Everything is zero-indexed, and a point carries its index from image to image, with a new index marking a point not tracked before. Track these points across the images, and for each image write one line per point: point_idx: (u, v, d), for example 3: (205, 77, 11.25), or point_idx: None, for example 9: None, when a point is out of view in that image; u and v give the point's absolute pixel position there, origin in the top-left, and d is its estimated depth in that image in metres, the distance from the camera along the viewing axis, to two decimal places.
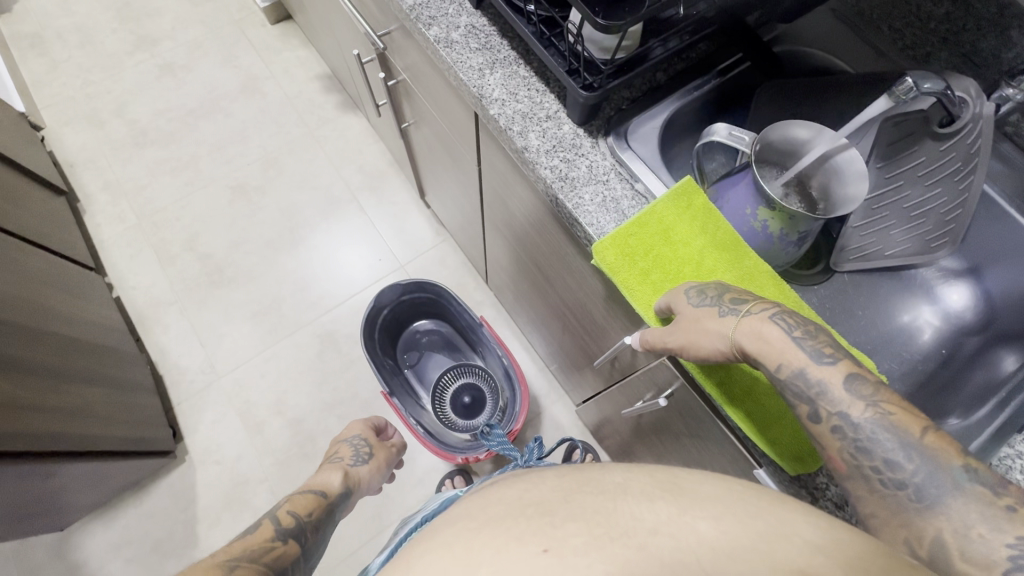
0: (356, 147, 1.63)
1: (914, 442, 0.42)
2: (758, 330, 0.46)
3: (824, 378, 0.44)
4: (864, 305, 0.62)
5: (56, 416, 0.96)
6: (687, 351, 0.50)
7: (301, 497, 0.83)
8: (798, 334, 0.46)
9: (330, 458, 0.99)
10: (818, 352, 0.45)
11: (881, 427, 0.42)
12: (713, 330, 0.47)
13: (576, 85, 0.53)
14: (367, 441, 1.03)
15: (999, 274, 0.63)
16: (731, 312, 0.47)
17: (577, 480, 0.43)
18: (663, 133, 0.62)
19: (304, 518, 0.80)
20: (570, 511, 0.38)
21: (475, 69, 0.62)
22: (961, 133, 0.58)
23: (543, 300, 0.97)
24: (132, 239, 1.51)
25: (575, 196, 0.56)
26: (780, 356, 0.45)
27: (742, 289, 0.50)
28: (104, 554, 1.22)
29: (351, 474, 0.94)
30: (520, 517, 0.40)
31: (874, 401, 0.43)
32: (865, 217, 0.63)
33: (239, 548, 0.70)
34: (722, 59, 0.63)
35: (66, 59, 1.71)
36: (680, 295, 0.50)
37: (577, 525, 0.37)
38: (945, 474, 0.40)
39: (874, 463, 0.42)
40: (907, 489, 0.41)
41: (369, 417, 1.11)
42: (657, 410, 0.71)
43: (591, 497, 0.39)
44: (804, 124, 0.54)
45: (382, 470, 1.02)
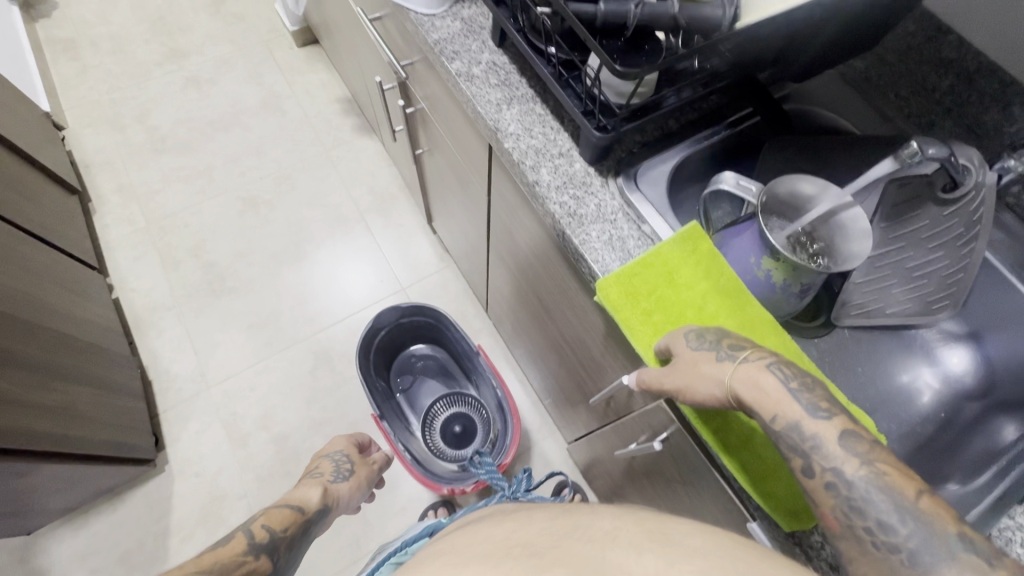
0: (369, 169, 1.66)
1: (909, 506, 0.39)
2: (754, 379, 0.45)
3: (819, 433, 0.42)
4: (863, 362, 0.62)
5: (40, 414, 0.94)
6: (684, 395, 0.49)
7: (277, 512, 0.81)
8: (795, 385, 0.44)
9: (309, 473, 0.95)
10: (813, 406, 0.43)
11: (876, 487, 0.40)
12: (708, 374, 0.47)
13: (590, 126, 0.54)
14: (350, 458, 0.99)
15: (999, 341, 0.62)
16: (729, 357, 0.47)
17: (562, 527, 0.42)
18: (672, 178, 0.63)
19: (279, 533, 0.77)
20: (556, 557, 0.38)
21: (493, 103, 0.64)
22: (965, 199, 0.58)
23: (542, 333, 0.97)
24: (138, 242, 1.51)
25: (582, 232, 0.57)
26: (776, 407, 0.43)
27: (740, 335, 0.49)
28: (67, 563, 1.18)
29: (330, 491, 0.89)
30: (506, 559, 0.39)
31: (869, 459, 0.41)
32: (867, 274, 0.64)
33: (208, 560, 0.68)
34: (733, 112, 0.65)
35: (97, 65, 1.77)
36: (679, 337, 0.50)
37: (561, 567, 0.37)
38: (941, 542, 0.38)
39: (867, 524, 0.40)
40: (900, 554, 0.39)
41: (354, 434, 1.07)
42: (650, 454, 0.70)
43: (580, 545, 0.40)
44: (809, 180, 0.55)
45: (363, 489, 0.96)
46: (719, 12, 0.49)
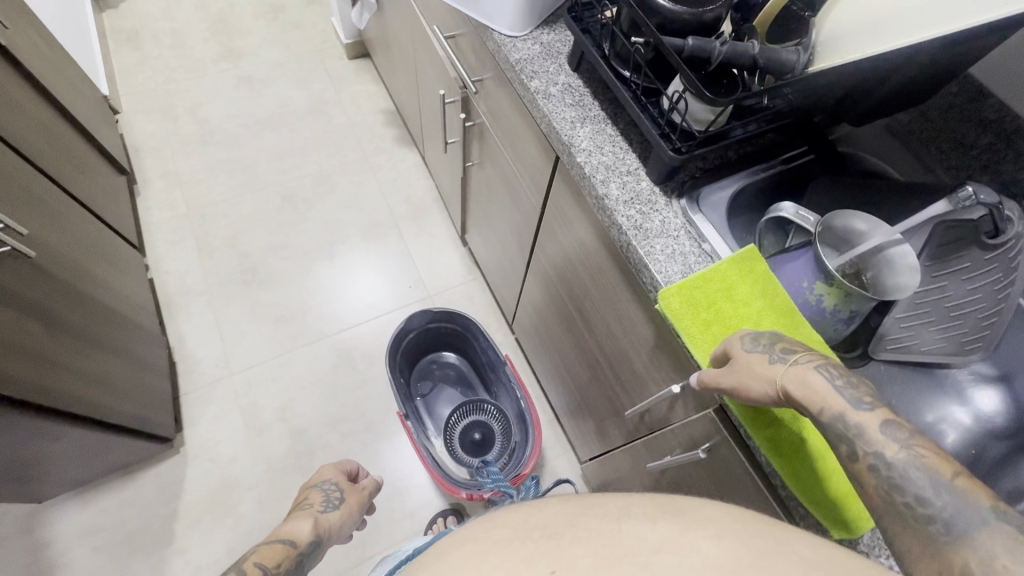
0: (406, 179, 1.71)
1: (944, 481, 0.42)
2: (804, 377, 0.49)
3: (862, 422, 0.46)
4: (898, 396, 0.66)
5: (77, 379, 0.96)
6: (739, 393, 0.52)
7: (270, 547, 0.81)
8: (839, 382, 0.48)
9: (298, 506, 0.94)
10: (855, 398, 0.47)
11: (915, 467, 0.44)
12: (763, 374, 0.50)
13: (666, 147, 0.59)
14: (339, 487, 0.99)
15: None
16: (780, 359, 0.51)
17: (579, 506, 0.46)
18: (729, 203, 0.67)
19: (273, 569, 0.77)
20: (575, 535, 0.42)
21: (568, 121, 0.69)
22: (1006, 247, 0.63)
23: (575, 348, 1.00)
24: (177, 227, 1.56)
25: (647, 244, 0.61)
26: (823, 401, 0.47)
27: (791, 339, 0.53)
28: (73, 537, 1.17)
29: (321, 522, 0.90)
30: (528, 541, 0.43)
31: (909, 444, 0.45)
32: (907, 309, 0.67)
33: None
34: (787, 149, 0.70)
35: (156, 56, 1.84)
36: (736, 340, 0.54)
37: (584, 548, 0.41)
38: (973, 510, 0.41)
39: (906, 499, 0.43)
40: (936, 524, 0.41)
41: (342, 462, 1.07)
42: (687, 466, 0.72)
43: (594, 521, 0.44)
44: (863, 217, 0.60)
45: (355, 516, 0.96)
46: (796, 56, 0.53)
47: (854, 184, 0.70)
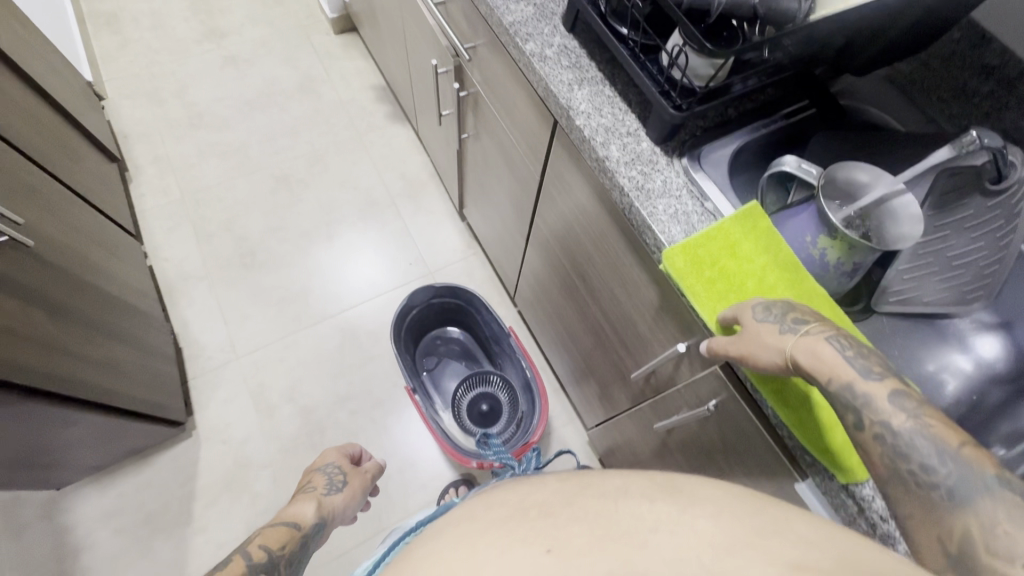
0: (400, 156, 1.69)
1: (950, 450, 0.44)
2: (814, 349, 0.49)
3: (870, 391, 0.47)
4: (900, 348, 0.67)
5: (86, 366, 0.97)
6: (746, 360, 0.53)
7: (273, 530, 0.83)
8: (850, 353, 0.49)
9: (302, 488, 0.97)
10: (867, 368, 0.48)
11: (922, 435, 0.45)
12: (771, 344, 0.51)
13: (666, 104, 0.58)
14: (342, 470, 1.01)
15: None
16: (791, 330, 0.51)
17: (579, 484, 0.46)
18: (730, 161, 0.67)
19: (278, 551, 0.79)
20: (572, 513, 0.42)
21: (565, 83, 0.68)
22: (1010, 193, 0.63)
23: (578, 316, 1.00)
24: (172, 213, 1.54)
25: (649, 205, 0.61)
26: (831, 371, 0.48)
27: (804, 309, 0.53)
28: (95, 520, 1.20)
29: (325, 505, 0.92)
30: (524, 518, 0.42)
31: (916, 413, 0.46)
32: (911, 261, 0.67)
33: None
34: (788, 104, 0.69)
35: (138, 39, 1.80)
36: (747, 309, 0.54)
37: (580, 527, 0.40)
38: (978, 479, 0.43)
39: (911, 466, 0.45)
40: (940, 490, 0.44)
41: (346, 446, 1.10)
42: (693, 424, 0.74)
43: (591, 499, 0.43)
44: (863, 168, 0.60)
45: (358, 498, 0.99)
46: (796, 5, 0.52)
47: (856, 137, 0.69)
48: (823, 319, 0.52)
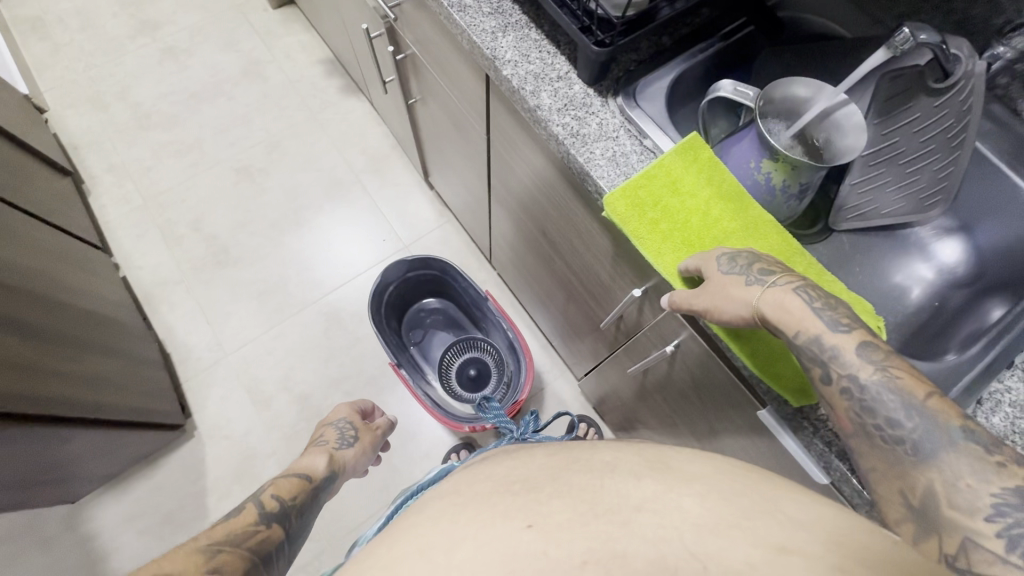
0: (359, 130, 1.64)
1: (915, 403, 0.46)
2: (781, 300, 0.50)
3: (838, 344, 0.49)
4: (859, 264, 0.67)
5: (70, 384, 0.97)
6: (713, 314, 0.53)
7: (286, 480, 0.83)
8: (817, 304, 0.50)
9: (315, 441, 0.98)
10: (835, 321, 0.49)
11: (888, 388, 0.47)
12: (736, 296, 0.50)
13: (588, 41, 0.55)
14: (353, 425, 1.03)
15: (987, 229, 0.66)
16: (758, 281, 0.51)
17: (565, 460, 0.46)
18: (669, 94, 0.64)
19: (288, 502, 0.80)
20: (556, 489, 0.41)
21: (489, 32, 0.64)
22: (955, 90, 0.60)
23: (548, 272, 0.99)
24: (138, 219, 1.51)
25: (586, 150, 0.59)
26: (799, 324, 0.49)
27: (770, 261, 0.53)
28: (115, 526, 1.23)
29: (336, 458, 0.93)
30: (507, 493, 0.43)
31: (883, 365, 0.48)
32: (862, 175, 0.67)
33: (222, 532, 0.70)
34: (725, 23, 0.66)
35: (69, 42, 1.71)
36: (712, 260, 0.53)
37: (563, 502, 0.40)
38: (941, 431, 0.45)
39: (876, 421, 0.47)
40: (905, 445, 0.46)
41: (356, 402, 1.12)
42: (663, 365, 0.74)
43: (578, 476, 0.43)
44: (803, 83, 0.58)
45: (369, 453, 1.01)
46: None
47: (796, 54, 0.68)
48: (790, 269, 0.52)
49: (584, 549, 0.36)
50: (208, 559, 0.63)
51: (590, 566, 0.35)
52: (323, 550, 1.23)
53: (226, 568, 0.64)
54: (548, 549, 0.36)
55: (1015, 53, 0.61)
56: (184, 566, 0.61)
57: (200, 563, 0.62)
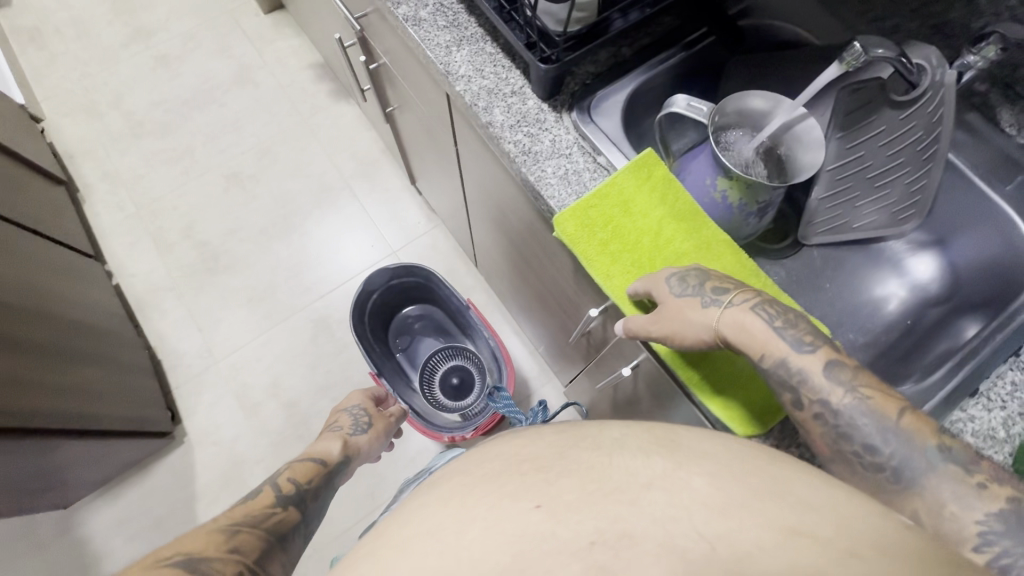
0: (349, 135, 1.64)
1: (890, 424, 0.47)
2: (740, 320, 0.49)
3: (804, 365, 0.49)
4: (831, 279, 0.66)
5: (58, 395, 0.99)
6: (673, 339, 0.52)
7: (300, 465, 0.79)
8: (778, 324, 0.50)
9: (329, 427, 0.95)
10: (799, 341, 0.49)
11: (862, 411, 0.48)
12: (696, 320, 0.50)
13: (534, 58, 0.54)
14: (366, 411, 0.99)
15: (964, 242, 0.63)
16: (714, 302, 0.50)
17: (574, 437, 0.46)
18: (628, 108, 0.63)
19: (304, 485, 0.75)
20: (563, 468, 0.41)
21: (443, 46, 0.63)
22: (923, 100, 0.58)
23: (525, 282, 0.98)
24: (131, 227, 1.53)
25: (537, 168, 0.58)
26: (764, 346, 0.49)
27: (722, 276, 0.52)
28: (107, 531, 1.25)
29: (350, 444, 0.90)
30: (515, 474, 0.42)
31: (853, 386, 0.48)
32: (829, 189, 0.66)
33: (238, 513, 0.65)
34: (688, 32, 0.64)
35: (64, 52, 1.74)
36: (661, 283, 0.51)
37: (571, 482, 0.40)
38: (920, 453, 0.46)
39: (854, 447, 0.47)
40: (886, 471, 0.46)
41: (369, 388, 1.08)
42: (630, 381, 0.73)
43: (584, 454, 0.43)
44: (760, 94, 0.57)
45: (382, 439, 0.97)
46: None
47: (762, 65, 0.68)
48: (743, 284, 0.52)
49: (592, 529, 0.35)
50: (227, 538, 0.58)
51: (598, 547, 0.34)
52: (310, 556, 1.24)
53: (245, 549, 0.59)
54: (557, 530, 0.36)
55: (985, 62, 0.56)
56: (201, 545, 0.56)
57: (220, 542, 0.57)
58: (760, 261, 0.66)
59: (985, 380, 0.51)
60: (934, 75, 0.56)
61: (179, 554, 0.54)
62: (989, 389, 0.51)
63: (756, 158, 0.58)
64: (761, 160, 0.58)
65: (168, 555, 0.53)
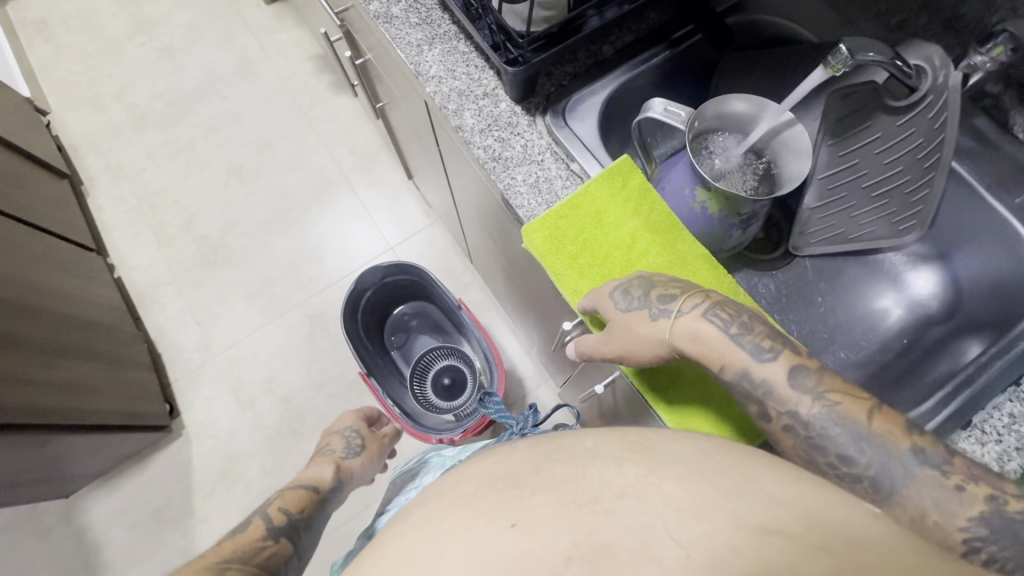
0: (349, 129, 1.62)
1: (863, 431, 0.46)
2: (693, 329, 0.48)
3: (767, 375, 0.48)
4: (824, 292, 0.64)
5: (52, 391, 1.00)
6: (625, 358, 0.51)
7: (292, 493, 0.79)
8: (734, 331, 0.48)
9: (320, 451, 0.92)
10: (758, 349, 0.48)
11: (832, 419, 0.47)
12: (647, 335, 0.49)
13: (500, 61, 0.53)
14: (359, 432, 0.95)
15: (967, 258, 0.62)
16: (662, 313, 0.48)
17: (548, 450, 0.42)
18: (606, 111, 0.61)
19: (296, 515, 0.75)
20: (539, 482, 0.38)
21: (414, 45, 0.60)
22: (923, 106, 0.57)
23: (516, 282, 0.96)
24: (133, 221, 1.55)
25: (506, 176, 0.55)
26: (722, 358, 0.48)
27: (667, 283, 0.50)
28: (107, 520, 1.28)
29: (343, 467, 0.87)
30: (490, 492, 0.39)
31: (820, 394, 0.47)
32: (822, 198, 0.65)
33: (228, 549, 0.66)
34: (675, 29, 0.62)
35: (70, 44, 1.75)
36: (605, 298, 0.50)
37: (546, 496, 0.36)
38: (896, 462, 0.45)
39: (828, 458, 0.46)
40: (864, 482, 0.46)
41: (361, 409, 1.05)
42: (611, 392, 0.70)
43: (560, 467, 0.39)
44: (742, 97, 0.54)
45: (376, 461, 0.94)
46: None
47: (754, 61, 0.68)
48: (690, 287, 0.50)
49: (569, 543, 0.32)
50: (216, 574, 0.60)
51: (576, 562, 0.31)
52: None
53: None
54: (534, 549, 0.33)
55: (995, 65, 0.55)
56: None
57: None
58: (750, 271, 0.64)
59: (979, 413, 0.50)
60: (938, 78, 0.55)
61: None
62: (983, 421, 0.50)
63: (744, 162, 0.55)
64: (749, 164, 0.55)
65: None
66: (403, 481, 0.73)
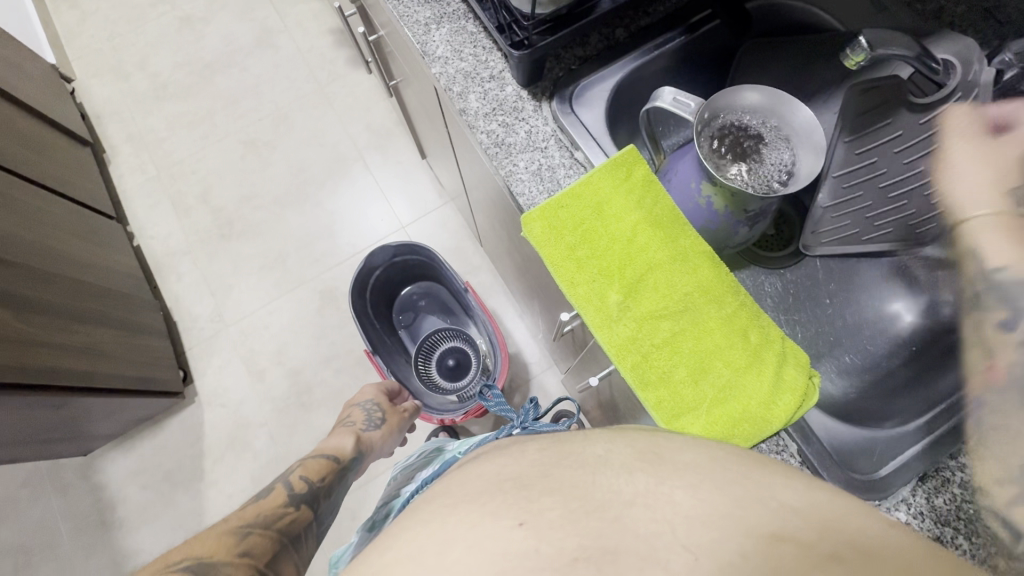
0: (365, 105, 1.61)
1: None
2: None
3: None
4: (832, 293, 0.69)
5: (66, 353, 1.02)
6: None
7: (314, 462, 0.79)
8: None
9: (342, 422, 0.94)
10: None
11: None
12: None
13: (506, 44, 0.52)
14: (380, 406, 0.97)
15: None
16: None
17: (558, 453, 0.38)
18: (615, 98, 0.59)
19: (317, 483, 0.75)
20: (547, 485, 0.33)
21: (422, 23, 0.60)
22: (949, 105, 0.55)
23: (526, 266, 0.94)
24: (151, 191, 1.57)
25: (509, 162, 0.55)
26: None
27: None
28: (123, 478, 1.33)
29: (363, 440, 0.89)
30: (497, 492, 0.34)
31: None
32: (835, 197, 0.66)
33: (251, 513, 0.66)
34: (692, 13, 0.60)
35: (94, 11, 1.76)
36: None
37: (554, 499, 0.32)
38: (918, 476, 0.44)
39: None
40: None
41: (383, 383, 1.06)
42: (616, 387, 0.69)
43: (569, 472, 0.35)
44: (754, 88, 0.54)
45: (395, 435, 0.96)
46: None
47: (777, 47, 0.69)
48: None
49: (575, 545, 0.29)
50: (237, 541, 0.59)
51: (582, 564, 0.28)
52: None
53: (256, 551, 0.60)
54: (540, 550, 0.29)
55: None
56: (213, 548, 0.57)
57: (231, 545, 0.58)
58: (756, 269, 0.69)
59: None
60: (967, 74, 0.54)
61: (192, 559, 0.55)
62: None
63: (762, 149, 0.54)
64: (769, 151, 0.54)
65: (178, 559, 0.55)
66: (410, 474, 0.73)
